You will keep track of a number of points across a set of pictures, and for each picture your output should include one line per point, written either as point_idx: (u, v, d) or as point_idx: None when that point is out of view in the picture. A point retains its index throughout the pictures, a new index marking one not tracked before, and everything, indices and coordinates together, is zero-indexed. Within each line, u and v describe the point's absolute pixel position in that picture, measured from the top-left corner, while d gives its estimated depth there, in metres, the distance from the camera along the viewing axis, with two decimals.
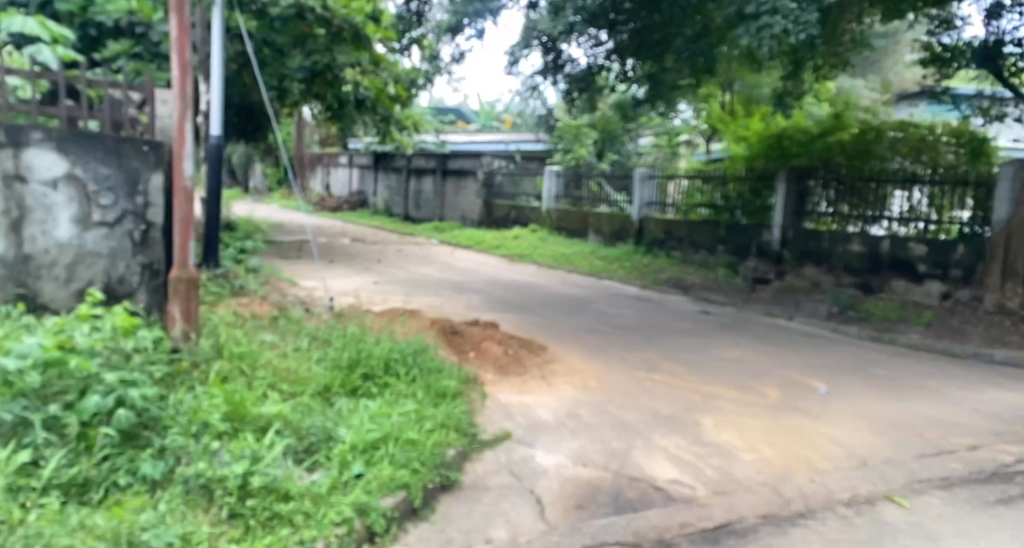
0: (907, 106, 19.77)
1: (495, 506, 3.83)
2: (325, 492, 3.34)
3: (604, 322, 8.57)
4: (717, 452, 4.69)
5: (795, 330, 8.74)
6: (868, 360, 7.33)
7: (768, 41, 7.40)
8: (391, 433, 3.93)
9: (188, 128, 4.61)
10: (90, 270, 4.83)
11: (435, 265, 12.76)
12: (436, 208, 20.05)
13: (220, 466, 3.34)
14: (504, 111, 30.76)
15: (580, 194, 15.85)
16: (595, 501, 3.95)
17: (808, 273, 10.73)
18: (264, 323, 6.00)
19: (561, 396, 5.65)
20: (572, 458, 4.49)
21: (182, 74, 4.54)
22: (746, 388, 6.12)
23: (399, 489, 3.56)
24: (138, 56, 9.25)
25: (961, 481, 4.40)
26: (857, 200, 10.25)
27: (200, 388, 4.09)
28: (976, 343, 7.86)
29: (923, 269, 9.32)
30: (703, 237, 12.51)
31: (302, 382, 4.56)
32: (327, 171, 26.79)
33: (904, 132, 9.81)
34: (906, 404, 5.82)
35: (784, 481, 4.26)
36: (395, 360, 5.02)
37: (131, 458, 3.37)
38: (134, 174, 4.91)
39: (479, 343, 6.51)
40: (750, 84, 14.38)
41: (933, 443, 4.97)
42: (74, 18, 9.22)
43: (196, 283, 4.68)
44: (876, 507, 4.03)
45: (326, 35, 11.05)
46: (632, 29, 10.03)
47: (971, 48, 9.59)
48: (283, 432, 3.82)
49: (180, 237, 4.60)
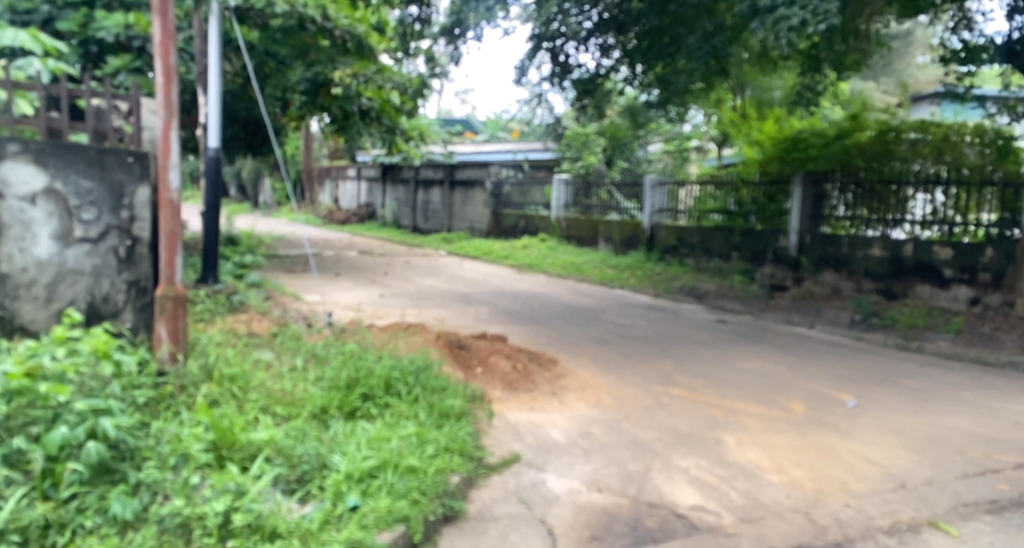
0: (927, 105, 19.30)
1: (503, 539, 3.52)
2: (316, 528, 3.06)
3: (617, 333, 8.25)
4: (742, 473, 4.37)
5: (816, 339, 8.40)
6: (895, 370, 6.99)
7: (785, 34, 7.06)
8: (390, 460, 3.64)
9: (174, 138, 4.39)
10: (72, 288, 4.58)
11: (442, 277, 12.49)
12: (444, 219, 19.83)
13: (200, 503, 3.07)
14: (512, 121, 30.67)
15: (590, 202, 15.56)
16: (612, 531, 3.64)
17: (827, 279, 10.37)
18: (260, 341, 5.74)
19: (574, 414, 5.33)
20: (586, 483, 4.18)
21: (167, 81, 4.30)
22: (769, 401, 5.79)
23: (398, 523, 3.27)
24: (138, 71, 9.04)
25: (1011, 505, 4.05)
26: (877, 204, 9.89)
27: (186, 414, 3.84)
28: (1010, 351, 7.51)
29: (948, 274, 8.96)
30: (716, 243, 12.16)
31: (297, 404, 4.28)
32: (335, 184, 26.62)
33: (925, 133, 9.46)
34: (941, 418, 5.48)
35: (817, 506, 3.94)
36: (396, 379, 4.72)
37: (102, 496, 3.10)
38: (119, 187, 4.69)
39: (486, 358, 6.21)
40: (762, 87, 14.04)
41: (975, 461, 4.63)
42: (74, 36, 8.94)
43: (184, 301, 4.43)
44: (920, 534, 3.70)
45: (330, 46, 10.81)
46: (640, 31, 9.69)
47: (994, 45, 9.17)
48: (273, 460, 3.56)
49: (167, 251, 4.34)
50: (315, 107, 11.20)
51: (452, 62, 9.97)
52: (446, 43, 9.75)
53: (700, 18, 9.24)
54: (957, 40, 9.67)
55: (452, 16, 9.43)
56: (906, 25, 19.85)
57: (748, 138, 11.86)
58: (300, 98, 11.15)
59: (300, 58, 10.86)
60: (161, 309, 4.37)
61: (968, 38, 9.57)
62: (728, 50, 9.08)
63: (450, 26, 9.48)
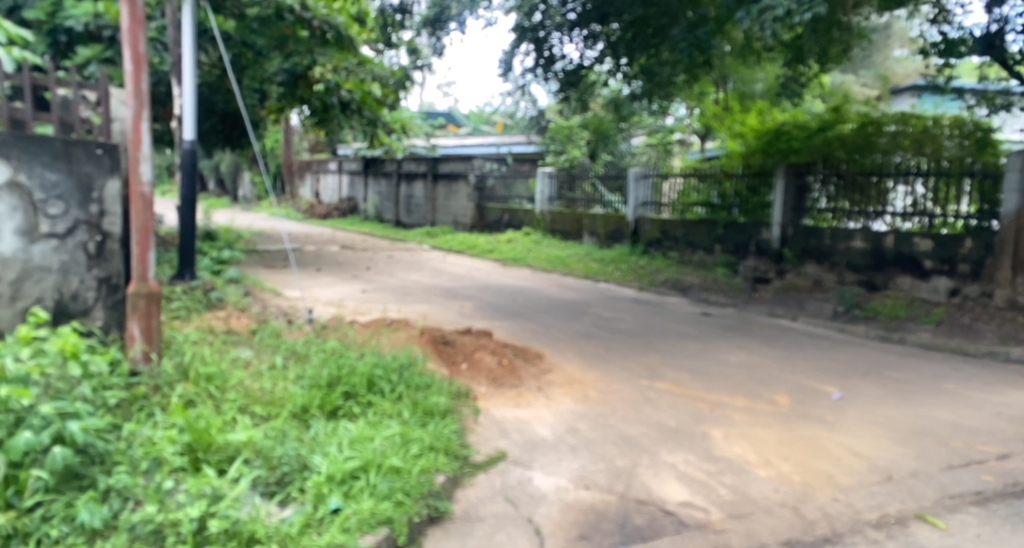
0: (907, 97, 19.44)
1: (489, 539, 3.44)
2: (295, 533, 2.96)
3: (602, 327, 8.19)
4: (729, 468, 4.31)
5: (799, 331, 8.38)
6: (879, 361, 6.98)
7: (771, 24, 7.00)
8: (372, 461, 3.54)
9: (145, 128, 4.26)
10: (38, 286, 4.40)
11: (426, 271, 12.37)
12: (427, 213, 19.68)
13: (175, 508, 2.96)
14: (495, 114, 30.56)
15: (574, 195, 15.50)
16: (600, 529, 3.57)
17: (810, 271, 10.35)
18: (238, 339, 5.61)
19: (560, 410, 5.24)
20: (574, 480, 4.10)
21: (137, 69, 4.15)
22: (755, 394, 5.75)
23: (381, 526, 3.18)
24: (109, 61, 8.85)
25: (997, 496, 4.03)
26: (858, 196, 9.91)
27: (160, 415, 3.72)
28: (990, 341, 7.53)
29: (928, 265, 8.98)
30: (700, 236, 12.12)
31: (278, 403, 4.17)
32: (316, 178, 26.36)
33: (905, 125, 9.45)
34: (926, 409, 5.47)
35: (805, 501, 3.89)
36: (378, 376, 4.61)
37: (69, 504, 2.98)
38: (88, 180, 4.54)
39: (471, 353, 6.11)
40: (744, 80, 14.01)
41: (960, 452, 4.61)
42: (42, 25, 8.73)
43: (158, 298, 4.29)
44: (908, 528, 3.66)
45: (309, 37, 10.59)
46: (626, 21, 9.59)
47: (972, 37, 9.22)
48: (252, 462, 3.45)
49: (139, 247, 4.20)
50: (295, 99, 11.00)
51: (435, 55, 9.80)
52: (428, 34, 9.61)
53: (684, 10, 9.16)
54: (937, 32, 9.60)
55: (434, 8, 9.31)
56: (885, 18, 19.98)
57: (731, 131, 11.91)
58: (278, 89, 10.92)
59: (278, 49, 10.59)
60: (133, 308, 4.24)
61: (947, 31, 9.49)
62: (712, 42, 9.02)
63: (432, 17, 9.35)
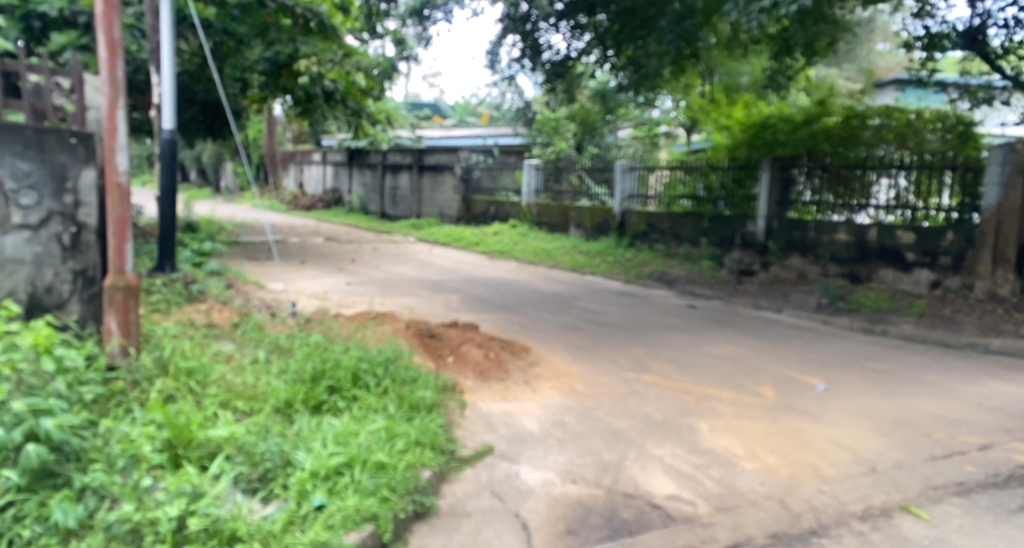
0: (890, 91, 19.51)
1: (475, 535, 3.39)
2: (278, 530, 2.90)
3: (588, 320, 8.15)
4: (716, 461, 4.28)
5: (785, 323, 8.38)
6: (862, 353, 6.98)
7: (757, 15, 6.95)
8: (357, 456, 3.47)
9: (121, 116, 4.15)
10: (11, 278, 4.30)
11: (412, 263, 12.28)
12: (413, 205, 19.57)
13: (153, 506, 2.88)
14: (480, 106, 30.43)
15: (561, 188, 15.44)
16: (587, 524, 3.53)
17: (795, 263, 10.37)
18: (220, 332, 5.51)
19: (546, 403, 5.20)
20: (561, 474, 4.06)
21: (111, 56, 4.03)
22: (740, 387, 5.72)
23: (366, 522, 3.12)
24: (85, 47, 8.68)
25: (979, 487, 4.02)
26: (843, 189, 9.92)
27: (138, 412, 3.63)
28: (970, 332, 7.56)
29: (911, 258, 9.00)
30: (686, 229, 12.10)
31: (260, 398, 4.09)
32: (300, 169, 26.17)
33: (889, 119, 9.39)
34: (909, 401, 5.46)
35: (791, 493, 3.86)
36: (364, 370, 4.54)
37: (42, 503, 2.90)
38: (61, 170, 4.43)
39: (458, 347, 6.05)
40: (730, 72, 13.83)
41: (943, 443, 4.61)
42: (15, 10, 8.53)
43: (135, 292, 4.20)
44: (892, 519, 3.64)
45: (291, 25, 10.41)
46: (613, 12, 9.53)
47: (955, 32, 9.23)
48: (234, 459, 3.38)
49: (116, 239, 4.10)
50: (277, 88, 10.93)
51: (420, 45, 9.70)
52: (413, 24, 9.49)
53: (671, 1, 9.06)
54: (920, 26, 9.54)
55: None
56: (867, 13, 20.04)
57: (716, 124, 11.87)
58: (260, 78, 10.78)
59: (259, 37, 10.37)
60: (110, 301, 4.13)
61: (931, 25, 9.47)
62: (700, 33, 8.94)
63: (418, 7, 9.19)
